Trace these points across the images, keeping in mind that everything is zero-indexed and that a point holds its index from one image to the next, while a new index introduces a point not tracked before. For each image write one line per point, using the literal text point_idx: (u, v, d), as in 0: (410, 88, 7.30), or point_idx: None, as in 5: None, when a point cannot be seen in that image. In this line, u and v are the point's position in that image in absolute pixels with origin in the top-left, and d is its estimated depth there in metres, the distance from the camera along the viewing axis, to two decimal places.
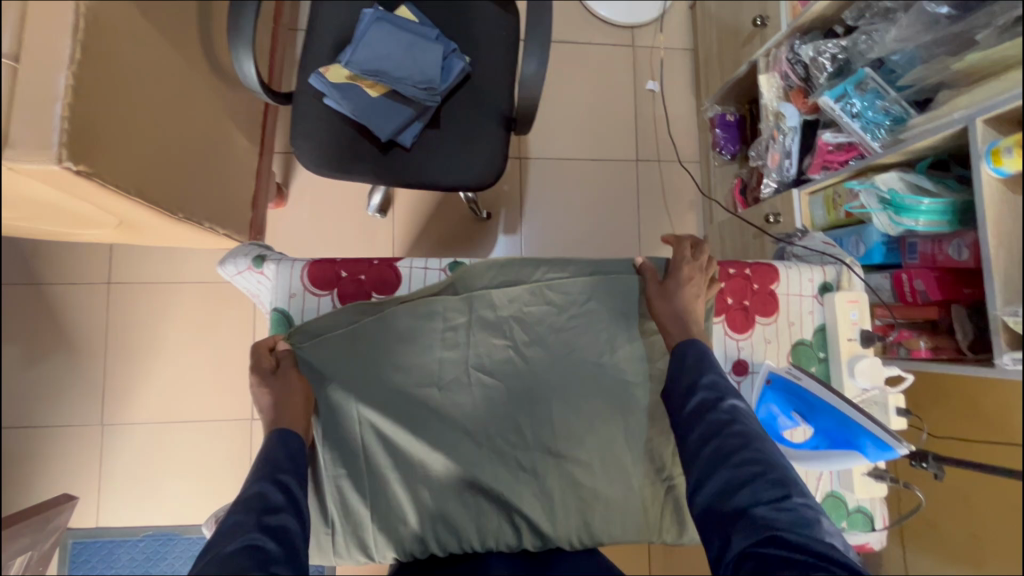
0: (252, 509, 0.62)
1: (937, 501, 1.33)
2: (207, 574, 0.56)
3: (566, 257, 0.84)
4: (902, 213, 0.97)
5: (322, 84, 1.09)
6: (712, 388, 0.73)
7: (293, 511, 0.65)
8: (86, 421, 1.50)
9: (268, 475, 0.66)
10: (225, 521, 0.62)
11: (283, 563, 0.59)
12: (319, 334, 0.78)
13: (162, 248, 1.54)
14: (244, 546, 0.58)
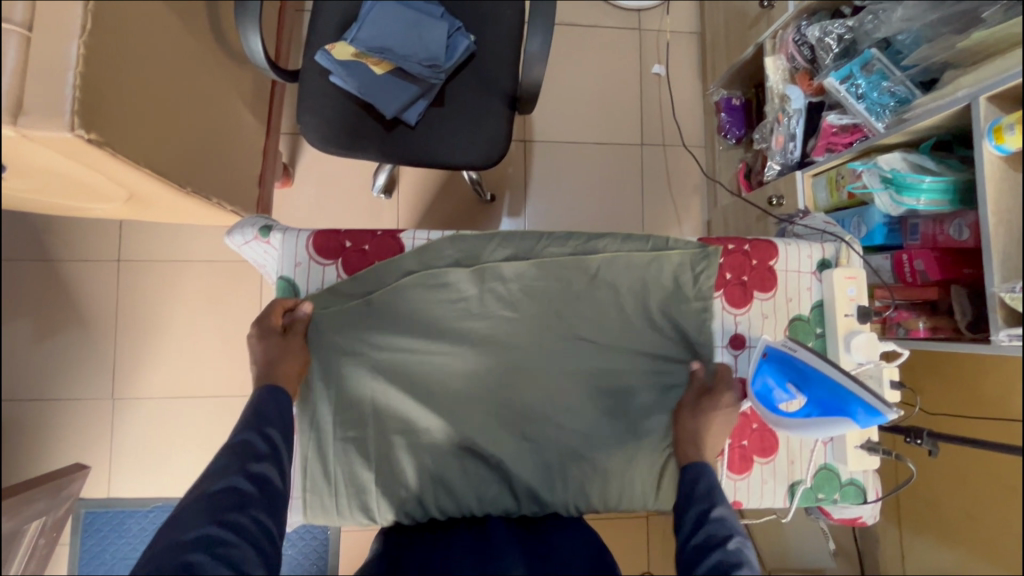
0: (238, 454, 0.68)
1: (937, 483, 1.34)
2: (193, 507, 0.63)
3: (568, 231, 0.84)
4: (903, 192, 0.96)
5: (328, 62, 1.10)
6: (721, 524, 0.68)
7: (276, 461, 0.70)
8: (96, 394, 1.53)
9: (255, 426, 0.71)
10: (215, 461, 0.68)
11: (259, 507, 0.65)
12: (331, 304, 0.80)
13: (169, 226, 1.56)
14: (224, 488, 0.64)
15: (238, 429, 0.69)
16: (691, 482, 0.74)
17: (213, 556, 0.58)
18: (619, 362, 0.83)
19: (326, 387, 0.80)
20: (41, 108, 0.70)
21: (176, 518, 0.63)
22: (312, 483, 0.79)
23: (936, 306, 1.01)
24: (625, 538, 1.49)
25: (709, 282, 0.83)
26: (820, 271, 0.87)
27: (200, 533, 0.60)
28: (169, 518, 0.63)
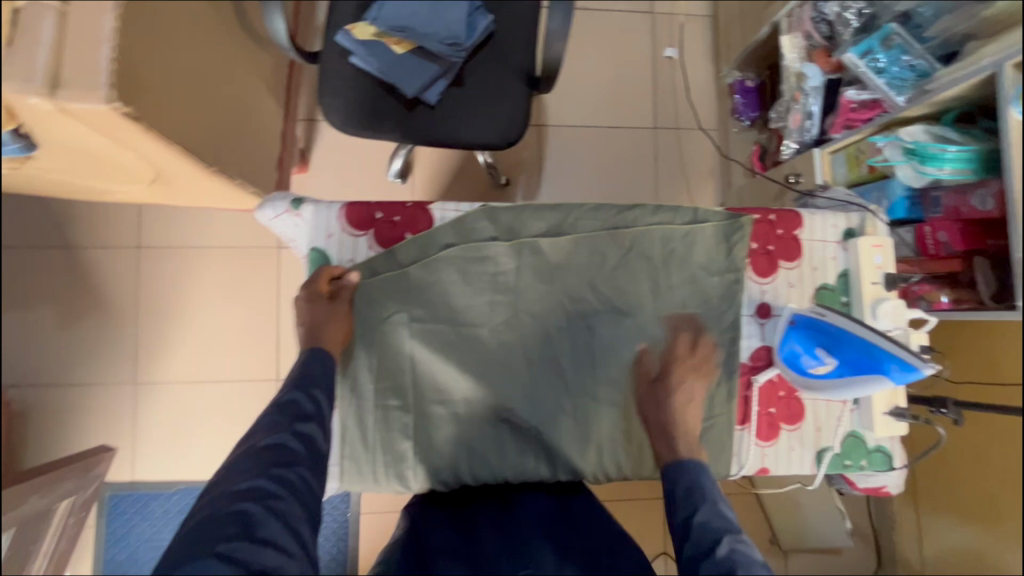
0: (287, 412, 0.70)
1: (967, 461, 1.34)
2: (243, 459, 0.65)
3: (598, 203, 0.84)
4: (927, 162, 0.98)
5: (350, 42, 1.11)
6: (705, 529, 0.63)
7: (320, 422, 0.72)
8: (119, 379, 1.55)
9: (303, 386, 0.73)
10: (265, 416, 0.71)
11: (306, 464, 0.67)
12: (376, 275, 0.81)
13: (189, 212, 1.58)
14: (273, 444, 0.67)
15: (288, 388, 0.72)
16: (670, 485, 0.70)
17: (267, 507, 0.61)
18: (653, 333, 0.83)
19: (369, 360, 0.81)
20: (79, 80, 0.71)
21: (228, 468, 0.65)
22: (349, 450, 0.80)
23: (957, 279, 1.00)
24: (643, 517, 1.51)
25: (743, 252, 0.84)
26: (844, 240, 0.87)
27: (251, 484, 0.63)
28: (219, 469, 0.66)
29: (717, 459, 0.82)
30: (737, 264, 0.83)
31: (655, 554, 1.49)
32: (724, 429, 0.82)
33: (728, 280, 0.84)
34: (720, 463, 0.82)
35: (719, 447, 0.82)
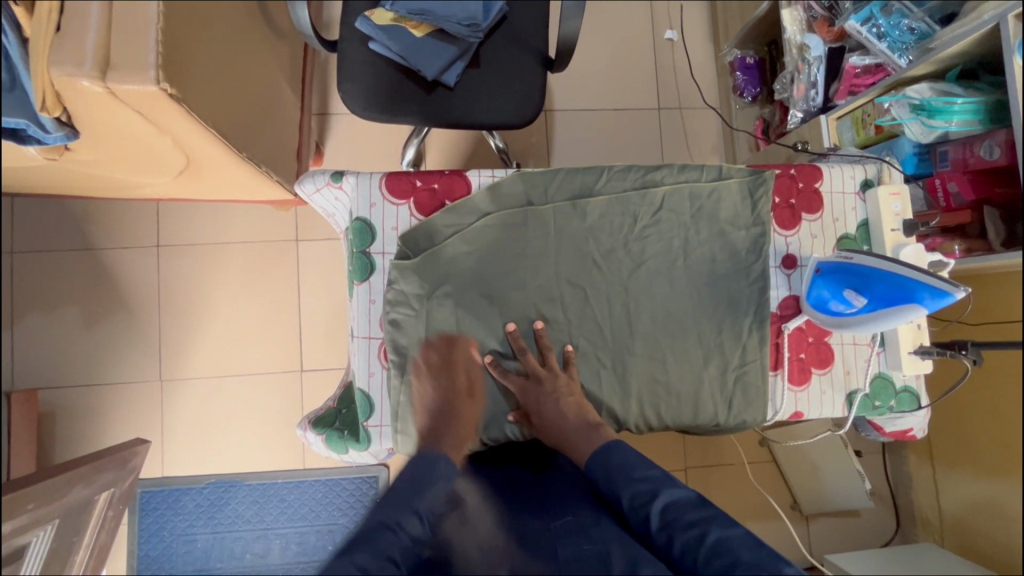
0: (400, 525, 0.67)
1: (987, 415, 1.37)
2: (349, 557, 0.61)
3: (625, 165, 0.87)
4: (936, 116, 1.01)
5: (369, 28, 1.14)
6: (635, 506, 0.70)
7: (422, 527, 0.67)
8: (146, 377, 1.57)
9: (419, 500, 0.70)
10: (371, 521, 0.67)
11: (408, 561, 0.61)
12: (409, 254, 0.80)
13: (209, 210, 1.60)
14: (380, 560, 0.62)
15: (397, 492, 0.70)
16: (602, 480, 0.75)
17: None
18: (688, 289, 0.85)
19: (419, 330, 0.79)
20: (128, 63, 0.73)
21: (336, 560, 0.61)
22: (405, 425, 0.79)
23: (967, 230, 1.05)
24: None
25: (768, 206, 0.87)
26: (863, 191, 0.91)
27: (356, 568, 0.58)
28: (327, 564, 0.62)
29: (754, 404, 0.85)
30: (761, 218, 0.86)
31: None
32: (760, 377, 0.85)
33: (755, 234, 0.87)
34: (757, 407, 0.85)
35: (754, 393, 0.85)
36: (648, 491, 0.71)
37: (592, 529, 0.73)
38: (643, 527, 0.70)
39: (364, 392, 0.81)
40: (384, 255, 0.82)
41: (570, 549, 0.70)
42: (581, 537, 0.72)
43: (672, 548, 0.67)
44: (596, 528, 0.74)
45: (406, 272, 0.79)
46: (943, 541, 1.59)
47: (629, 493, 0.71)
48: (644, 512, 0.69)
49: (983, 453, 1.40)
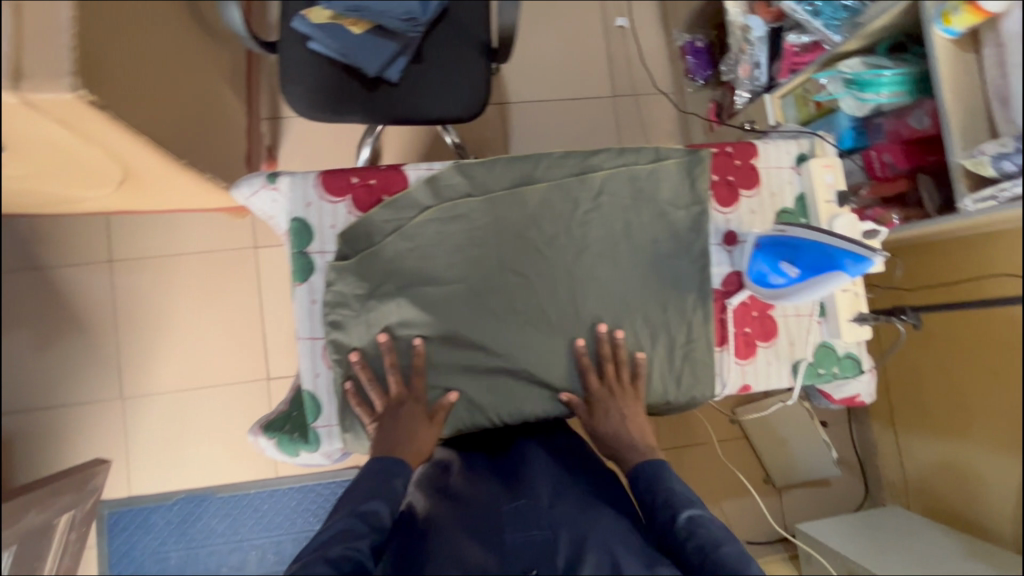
0: (366, 522, 0.65)
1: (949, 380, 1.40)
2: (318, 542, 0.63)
3: (563, 151, 0.87)
4: (865, 89, 1.04)
5: (307, 27, 1.13)
6: (664, 507, 0.72)
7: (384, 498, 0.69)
8: (106, 396, 1.53)
9: (383, 496, 0.68)
10: (337, 523, 0.65)
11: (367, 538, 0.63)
12: (348, 251, 0.80)
13: (161, 221, 1.57)
14: (347, 556, 0.60)
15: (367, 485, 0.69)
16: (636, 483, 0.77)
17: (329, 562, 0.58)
18: (631, 270, 0.86)
19: (363, 327, 0.79)
20: (41, 71, 0.70)
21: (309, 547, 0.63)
22: (354, 424, 0.78)
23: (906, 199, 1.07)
24: None
25: (706, 184, 0.88)
26: (798, 165, 0.93)
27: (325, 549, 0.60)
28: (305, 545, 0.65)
29: (701, 378, 0.87)
30: (699, 195, 0.88)
31: None
32: (706, 353, 0.87)
33: (695, 212, 0.88)
34: (704, 381, 0.87)
35: (701, 368, 0.87)
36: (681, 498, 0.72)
37: (545, 512, 0.74)
38: (663, 525, 0.71)
39: (310, 394, 0.80)
40: (323, 254, 0.81)
41: (520, 535, 0.71)
42: (529, 523, 0.72)
43: (683, 546, 0.68)
44: (549, 511, 0.74)
45: (344, 272, 0.78)
46: (910, 504, 1.63)
47: (662, 494, 0.73)
48: (673, 509, 0.71)
49: (943, 416, 1.44)
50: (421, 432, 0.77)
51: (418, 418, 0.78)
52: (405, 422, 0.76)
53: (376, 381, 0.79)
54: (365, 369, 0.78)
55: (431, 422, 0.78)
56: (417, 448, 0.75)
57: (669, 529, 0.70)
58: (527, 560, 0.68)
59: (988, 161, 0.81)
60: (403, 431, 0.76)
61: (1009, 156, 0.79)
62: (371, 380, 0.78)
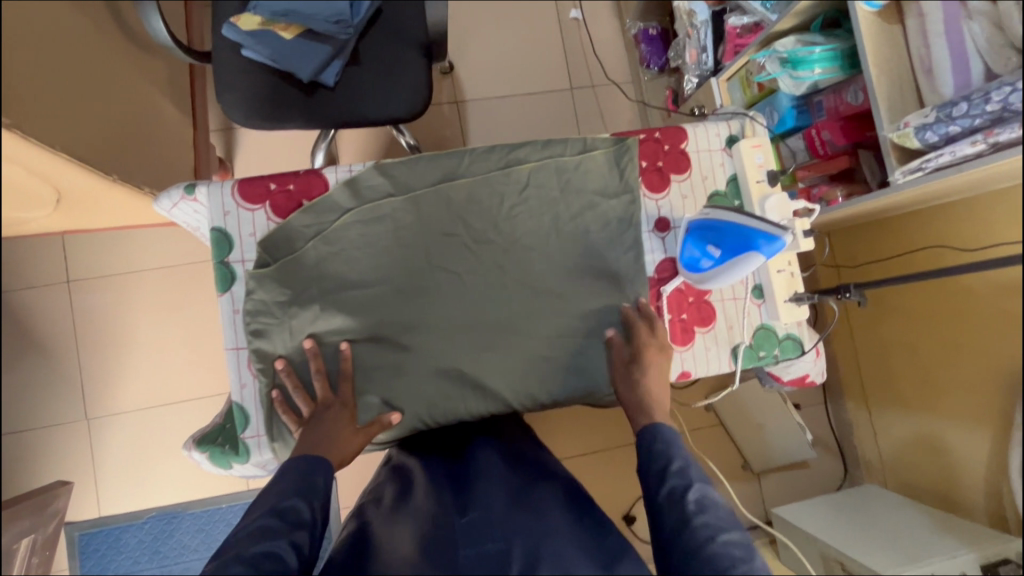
0: (285, 519, 0.64)
1: (920, 359, 1.36)
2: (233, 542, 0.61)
3: (487, 145, 0.86)
4: (799, 67, 1.03)
5: (236, 34, 1.10)
6: (680, 476, 0.67)
7: (308, 495, 0.68)
8: (71, 417, 1.52)
9: (305, 492, 0.68)
10: (254, 521, 0.63)
11: (285, 534, 0.62)
12: (269, 259, 0.79)
13: (117, 238, 1.56)
14: (266, 553, 0.59)
15: (291, 491, 0.67)
16: (646, 445, 0.73)
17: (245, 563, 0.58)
18: (563, 262, 0.85)
19: (286, 335, 0.80)
20: None
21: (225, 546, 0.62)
22: (280, 434, 0.79)
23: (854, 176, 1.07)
24: (605, 468, 1.57)
25: (634, 172, 0.87)
26: (729, 147, 0.92)
27: (251, 547, 0.60)
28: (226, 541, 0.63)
29: None
30: (628, 183, 0.86)
31: (632, 501, 1.56)
32: None
33: (625, 201, 0.87)
34: None
35: None
36: (697, 475, 0.67)
37: (497, 523, 0.72)
38: (667, 498, 0.66)
39: (238, 406, 0.80)
40: (245, 263, 0.81)
41: (472, 552, 0.70)
42: (484, 535, 0.71)
43: (685, 523, 0.63)
44: (502, 520, 0.73)
45: (264, 280, 0.78)
46: (887, 482, 1.59)
47: (676, 461, 0.69)
48: (687, 483, 0.66)
49: (911, 392, 1.42)
50: (343, 436, 0.76)
51: (344, 422, 0.77)
52: (329, 426, 0.76)
53: (301, 387, 0.79)
54: (289, 376, 0.79)
55: (360, 429, 0.78)
56: (340, 449, 0.75)
57: (678, 501, 0.65)
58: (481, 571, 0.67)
59: (912, 132, 0.80)
60: (326, 434, 0.75)
61: (931, 126, 0.78)
62: (296, 386, 0.79)
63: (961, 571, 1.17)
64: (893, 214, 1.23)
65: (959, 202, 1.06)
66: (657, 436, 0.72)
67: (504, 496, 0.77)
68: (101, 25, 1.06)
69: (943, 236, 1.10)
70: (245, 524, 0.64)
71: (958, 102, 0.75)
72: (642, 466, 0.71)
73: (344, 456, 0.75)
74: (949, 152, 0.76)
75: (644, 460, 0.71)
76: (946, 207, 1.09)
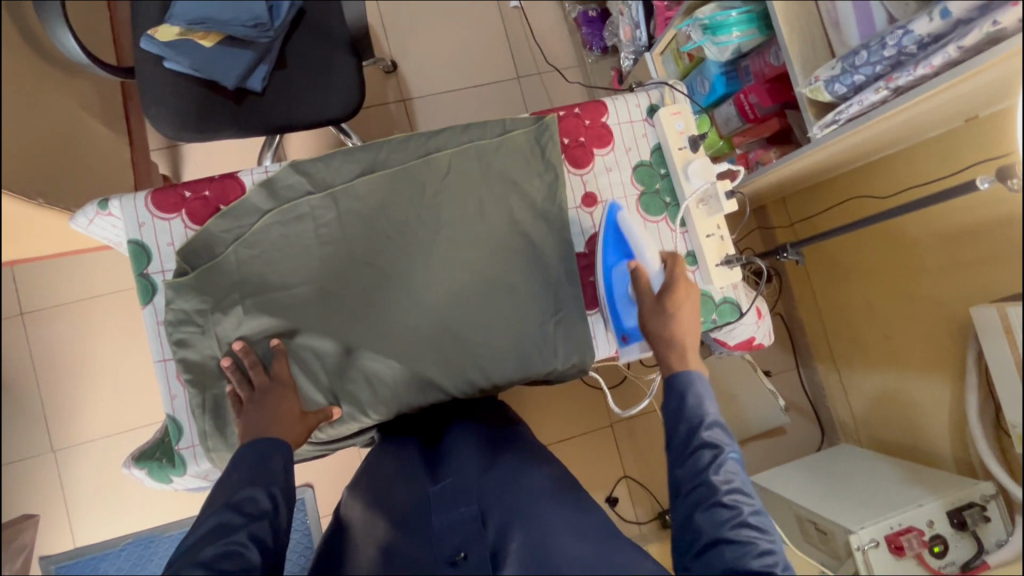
0: (241, 512, 0.64)
1: (878, 313, 1.37)
2: (190, 543, 0.62)
3: (404, 135, 0.86)
4: (718, 33, 1.03)
5: (155, 47, 1.09)
6: (710, 443, 0.69)
7: (265, 486, 0.67)
8: (36, 451, 1.49)
9: (262, 483, 0.67)
10: (209, 517, 0.64)
11: (242, 529, 0.63)
12: (190, 268, 0.80)
13: (69, 266, 1.53)
14: (226, 552, 0.61)
15: (246, 483, 0.66)
16: (676, 406, 0.73)
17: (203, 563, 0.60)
18: (491, 245, 0.84)
19: (211, 342, 0.80)
20: None
21: (184, 547, 0.62)
22: (214, 444, 0.80)
23: (788, 136, 1.09)
24: (583, 452, 1.57)
25: (556, 149, 0.87)
26: (651, 117, 0.93)
27: (213, 546, 0.61)
28: (185, 542, 0.63)
29: (578, 346, 0.85)
30: (550, 159, 0.87)
31: (613, 482, 1.56)
32: (578, 319, 0.86)
33: (548, 179, 0.87)
34: (581, 347, 0.85)
35: (576, 335, 0.85)
36: (727, 447, 0.69)
37: (473, 486, 0.71)
38: (696, 466, 0.68)
39: (172, 418, 0.82)
40: (165, 273, 0.82)
41: (446, 517, 0.68)
42: (457, 500, 0.70)
43: (710, 492, 0.66)
44: (478, 483, 0.72)
45: (182, 289, 0.79)
46: (861, 440, 1.58)
47: (703, 429, 0.70)
48: (716, 455, 0.68)
49: (874, 348, 1.43)
50: (291, 419, 0.77)
51: (289, 410, 0.78)
52: (275, 413, 0.77)
53: (245, 383, 0.80)
54: (235, 373, 0.79)
55: (304, 419, 0.79)
56: (288, 432, 0.76)
57: (705, 475, 0.67)
58: (456, 540, 0.66)
59: (822, 86, 0.80)
60: (274, 420, 0.76)
61: (838, 78, 0.78)
62: (242, 383, 0.79)
63: (928, 519, 1.15)
64: (841, 172, 1.22)
65: (907, 149, 1.05)
66: (687, 398, 0.73)
67: (477, 461, 0.76)
68: (15, 49, 1.05)
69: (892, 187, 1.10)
70: (201, 521, 0.64)
71: (858, 51, 0.75)
72: (671, 429, 0.72)
73: (295, 435, 0.77)
74: (857, 102, 0.77)
75: (670, 422, 0.73)
76: (889, 158, 1.09)
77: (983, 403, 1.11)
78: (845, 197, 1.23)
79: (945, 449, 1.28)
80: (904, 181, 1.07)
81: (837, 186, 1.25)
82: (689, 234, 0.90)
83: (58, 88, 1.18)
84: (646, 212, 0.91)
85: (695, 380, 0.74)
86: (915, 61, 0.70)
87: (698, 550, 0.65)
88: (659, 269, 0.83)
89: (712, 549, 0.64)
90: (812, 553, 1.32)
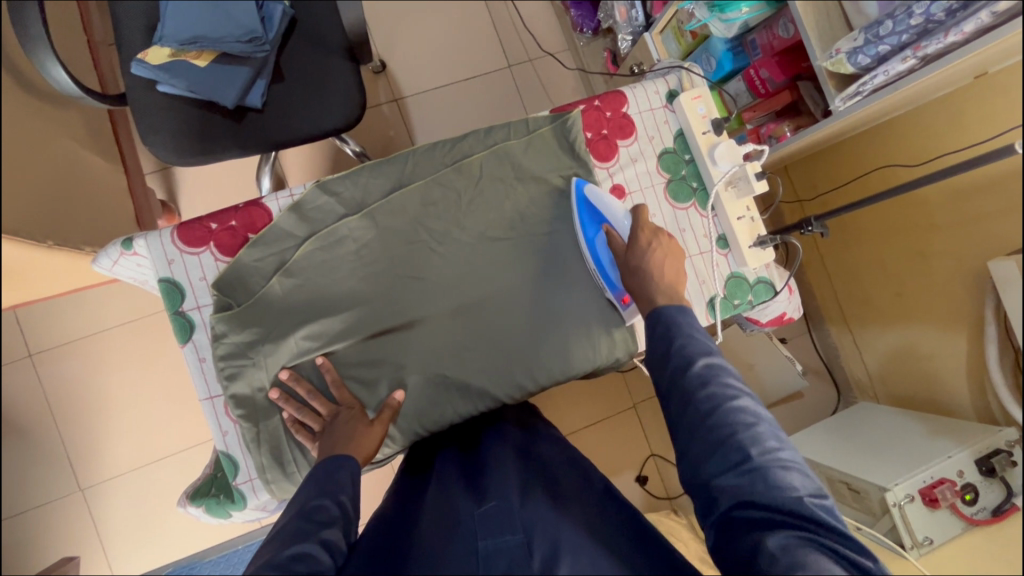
0: (312, 520, 0.62)
1: (892, 268, 1.37)
2: (265, 551, 0.59)
3: (431, 144, 0.87)
4: (726, 10, 0.98)
5: (147, 71, 1.03)
6: (683, 352, 0.69)
7: (332, 494, 0.66)
8: (65, 491, 1.47)
9: (330, 491, 0.66)
10: (285, 525, 0.61)
11: (313, 534, 0.60)
12: (228, 305, 0.80)
13: (72, 303, 1.49)
14: (298, 555, 0.57)
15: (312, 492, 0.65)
16: (648, 329, 0.73)
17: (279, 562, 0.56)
18: (522, 248, 0.85)
19: (262, 374, 0.81)
20: None
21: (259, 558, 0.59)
22: (272, 475, 0.81)
23: (799, 108, 1.09)
24: (607, 438, 1.57)
25: (583, 144, 0.88)
26: (670, 103, 0.94)
27: (292, 551, 0.57)
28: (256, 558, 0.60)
29: (625, 337, 0.86)
30: (582, 153, 0.88)
31: (642, 461, 1.57)
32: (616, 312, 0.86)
33: (579, 177, 0.87)
34: (627, 339, 0.86)
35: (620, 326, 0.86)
36: (700, 350, 0.68)
37: (518, 512, 0.65)
38: (674, 377, 0.68)
39: (225, 454, 0.83)
40: (201, 309, 0.83)
41: (490, 539, 0.62)
42: (501, 526, 0.63)
43: (690, 397, 0.66)
44: (522, 511, 0.66)
45: (227, 323, 0.79)
46: (878, 397, 1.62)
47: (680, 343, 0.69)
48: (689, 358, 0.68)
49: (883, 306, 1.46)
50: (361, 430, 0.75)
51: (358, 420, 0.77)
52: (344, 428, 0.75)
53: (304, 406, 0.79)
54: (289, 402, 0.79)
55: (373, 422, 0.77)
56: (362, 445, 0.74)
57: (683, 378, 0.67)
58: (502, 565, 0.60)
59: (844, 58, 0.80)
60: (345, 436, 0.74)
61: (861, 49, 0.78)
62: (299, 407, 0.79)
63: (959, 469, 1.17)
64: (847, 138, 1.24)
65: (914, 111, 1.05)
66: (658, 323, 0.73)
67: (520, 487, 0.70)
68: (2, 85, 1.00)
69: (899, 150, 1.11)
70: (278, 530, 0.62)
71: (882, 21, 0.75)
72: (648, 348, 0.72)
73: (366, 450, 0.74)
74: (882, 73, 0.78)
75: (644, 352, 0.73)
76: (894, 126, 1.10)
77: (1002, 350, 1.12)
78: (851, 163, 1.25)
79: (964, 400, 1.32)
80: (918, 143, 1.06)
81: (843, 152, 1.26)
82: (719, 218, 0.92)
83: (48, 122, 1.14)
84: (674, 200, 0.92)
85: (676, 308, 0.73)
86: (945, 28, 0.70)
87: (687, 451, 0.65)
88: (628, 220, 0.85)
89: (698, 447, 0.64)
90: (845, 511, 1.36)
